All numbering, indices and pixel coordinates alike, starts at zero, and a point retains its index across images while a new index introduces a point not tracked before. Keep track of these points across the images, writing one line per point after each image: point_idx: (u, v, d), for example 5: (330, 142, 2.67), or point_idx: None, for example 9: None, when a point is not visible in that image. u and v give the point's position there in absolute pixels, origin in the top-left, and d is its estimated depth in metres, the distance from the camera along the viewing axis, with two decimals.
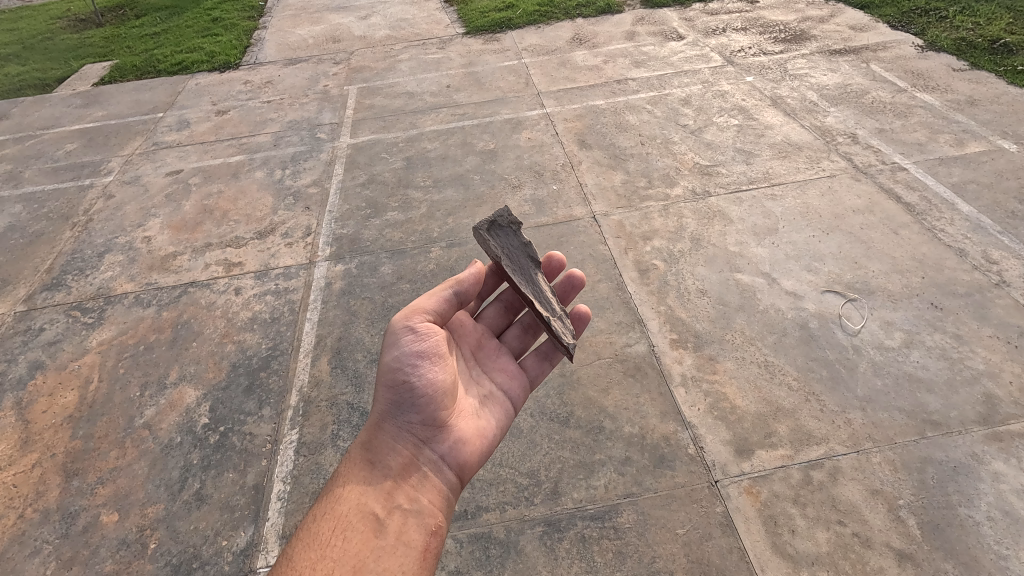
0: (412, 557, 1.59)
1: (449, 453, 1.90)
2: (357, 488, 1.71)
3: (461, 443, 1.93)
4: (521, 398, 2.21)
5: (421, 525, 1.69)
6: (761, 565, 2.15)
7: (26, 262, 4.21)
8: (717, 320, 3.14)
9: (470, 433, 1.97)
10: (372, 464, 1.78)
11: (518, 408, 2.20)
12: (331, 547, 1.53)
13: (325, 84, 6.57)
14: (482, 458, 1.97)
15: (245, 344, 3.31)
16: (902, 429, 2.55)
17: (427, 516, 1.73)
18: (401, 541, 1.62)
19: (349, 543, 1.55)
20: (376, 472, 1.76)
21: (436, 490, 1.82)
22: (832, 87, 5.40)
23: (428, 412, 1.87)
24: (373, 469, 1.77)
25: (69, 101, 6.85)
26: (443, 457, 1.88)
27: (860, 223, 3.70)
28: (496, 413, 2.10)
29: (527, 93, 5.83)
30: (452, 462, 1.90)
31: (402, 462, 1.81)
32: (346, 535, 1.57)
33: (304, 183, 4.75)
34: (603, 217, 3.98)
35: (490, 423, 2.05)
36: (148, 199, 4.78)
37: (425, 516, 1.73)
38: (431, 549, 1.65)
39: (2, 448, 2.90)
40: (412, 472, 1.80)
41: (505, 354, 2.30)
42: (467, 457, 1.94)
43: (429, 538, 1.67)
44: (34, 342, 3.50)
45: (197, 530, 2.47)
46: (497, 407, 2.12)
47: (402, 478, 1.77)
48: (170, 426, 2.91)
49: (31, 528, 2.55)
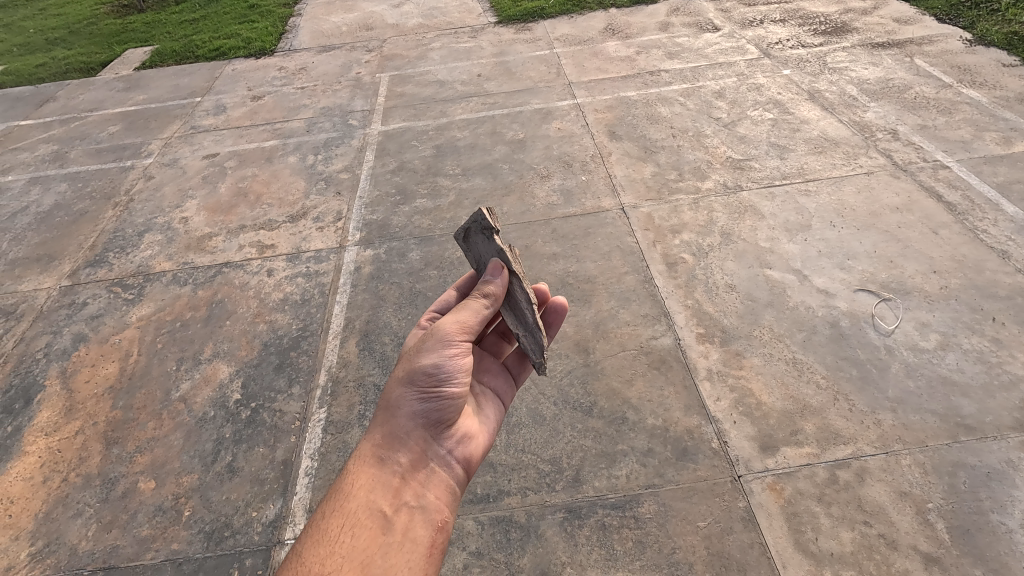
0: (419, 553, 1.53)
1: (456, 447, 1.85)
2: (366, 483, 1.63)
3: (467, 438, 1.88)
4: (509, 396, 2.20)
5: (428, 521, 1.63)
6: (783, 561, 2.14)
7: (71, 239, 4.39)
8: (745, 315, 3.11)
9: (474, 428, 1.92)
10: (381, 458, 1.70)
11: (506, 404, 2.19)
12: (339, 543, 1.46)
13: (358, 71, 6.64)
14: (484, 453, 1.93)
15: (276, 324, 3.39)
16: (933, 432, 2.50)
17: (434, 511, 1.67)
18: (409, 537, 1.55)
19: (358, 539, 1.48)
20: (386, 468, 1.68)
21: (443, 485, 1.75)
22: (872, 82, 5.25)
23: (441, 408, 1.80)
24: (383, 464, 1.68)
25: (112, 85, 7.06)
26: (450, 452, 1.83)
27: (897, 222, 3.61)
28: (492, 409, 2.08)
29: (558, 83, 5.80)
30: (459, 456, 1.85)
31: (412, 457, 1.73)
32: (355, 531, 1.50)
33: (336, 169, 4.82)
34: (632, 209, 3.96)
35: (489, 418, 2.03)
36: (186, 180, 4.92)
37: (432, 512, 1.66)
38: (437, 546, 1.59)
39: (48, 414, 3.04)
40: (421, 467, 1.73)
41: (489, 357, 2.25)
42: (471, 452, 1.89)
43: (435, 534, 1.61)
44: (78, 315, 3.66)
45: (228, 501, 2.56)
46: (493, 403, 2.09)
47: (411, 474, 1.70)
48: (204, 400, 3.02)
49: (74, 492, 2.68)
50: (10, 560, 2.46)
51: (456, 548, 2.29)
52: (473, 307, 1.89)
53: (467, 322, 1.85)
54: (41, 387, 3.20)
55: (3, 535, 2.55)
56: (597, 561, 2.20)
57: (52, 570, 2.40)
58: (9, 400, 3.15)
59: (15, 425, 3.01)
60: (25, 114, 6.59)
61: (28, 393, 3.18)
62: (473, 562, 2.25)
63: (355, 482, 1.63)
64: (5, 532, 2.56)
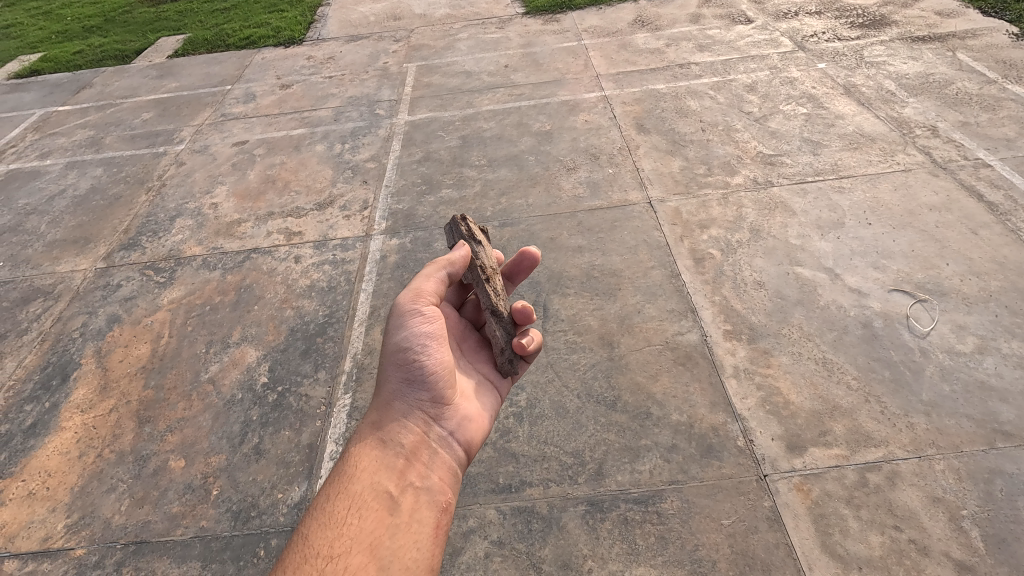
0: (425, 533, 1.57)
1: (457, 429, 1.90)
2: (369, 466, 1.69)
3: (468, 420, 1.92)
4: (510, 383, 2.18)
5: (434, 502, 1.68)
6: (809, 563, 2.11)
7: (106, 222, 4.49)
8: (774, 313, 3.05)
9: (474, 411, 1.96)
10: (383, 442, 1.76)
11: (507, 390, 2.18)
12: (347, 525, 1.52)
13: (385, 61, 6.66)
14: (486, 436, 1.96)
15: (303, 310, 3.44)
16: (969, 437, 2.43)
17: (438, 493, 1.72)
18: (415, 518, 1.60)
19: (366, 521, 1.54)
20: (388, 451, 1.74)
21: (446, 466, 1.80)
22: (911, 77, 5.09)
23: (435, 389, 1.86)
24: (385, 447, 1.75)
25: (146, 72, 7.20)
26: (452, 433, 1.88)
27: (935, 221, 3.50)
28: (492, 393, 2.10)
29: (586, 75, 5.75)
30: (461, 438, 1.89)
31: (413, 440, 1.79)
32: (362, 513, 1.55)
33: (363, 158, 4.85)
34: (659, 203, 3.91)
35: (489, 401, 2.06)
36: (216, 167, 5.00)
37: (436, 493, 1.71)
38: (443, 526, 1.63)
39: (84, 392, 3.13)
40: (423, 450, 1.78)
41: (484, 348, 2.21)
42: (473, 435, 1.93)
43: (441, 514, 1.66)
44: (113, 296, 3.75)
45: (255, 482, 2.61)
46: (492, 387, 2.12)
47: (414, 456, 1.76)
48: (232, 383, 3.07)
49: (108, 467, 2.76)
50: (47, 530, 2.54)
51: (477, 537, 2.30)
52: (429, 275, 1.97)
53: (423, 289, 1.92)
54: (77, 365, 3.30)
55: (40, 507, 2.64)
56: (618, 555, 2.19)
57: (86, 542, 2.48)
58: (46, 377, 3.26)
59: (53, 401, 3.11)
60: (63, 100, 6.76)
61: (64, 371, 3.28)
62: (494, 551, 2.26)
63: (359, 465, 1.70)
64: (42, 504, 2.65)
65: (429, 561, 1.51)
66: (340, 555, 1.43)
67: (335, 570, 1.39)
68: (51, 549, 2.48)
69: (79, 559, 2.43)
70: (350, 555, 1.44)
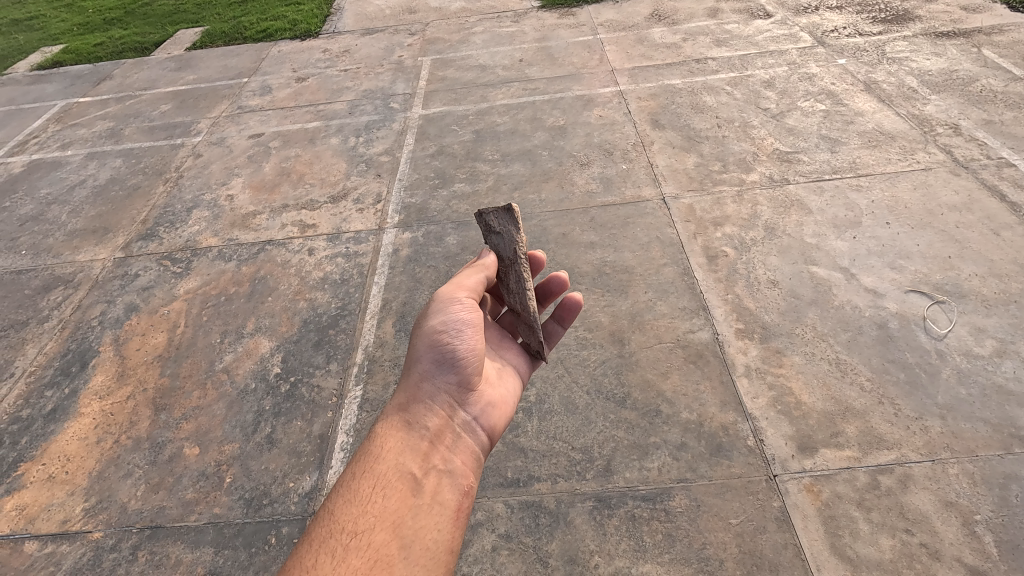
0: (447, 515, 1.56)
1: (479, 416, 1.90)
2: (394, 447, 1.67)
3: (489, 407, 1.93)
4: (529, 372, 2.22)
5: (456, 485, 1.66)
6: (818, 564, 2.10)
7: (125, 212, 4.57)
8: (788, 312, 3.03)
9: (496, 398, 1.98)
10: (409, 424, 1.74)
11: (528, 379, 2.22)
12: (371, 503, 1.50)
13: (400, 55, 6.67)
14: (507, 424, 1.98)
15: (316, 302, 3.47)
16: (985, 442, 2.40)
17: (461, 476, 1.70)
18: (437, 500, 1.58)
19: (390, 500, 1.51)
20: (414, 433, 1.72)
21: (468, 450, 1.79)
22: (934, 73, 4.99)
23: (462, 374, 1.86)
24: (411, 429, 1.73)
25: (164, 64, 7.28)
26: (475, 419, 1.88)
27: (955, 221, 3.44)
28: (515, 382, 2.13)
29: (601, 70, 5.71)
30: (483, 425, 1.90)
31: (438, 423, 1.78)
32: (386, 492, 1.53)
33: (376, 152, 4.87)
34: (673, 200, 3.88)
35: (512, 389, 2.07)
36: (232, 159, 5.05)
37: (459, 476, 1.69)
38: (464, 509, 1.62)
39: (102, 379, 3.20)
40: (447, 433, 1.77)
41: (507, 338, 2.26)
42: (494, 421, 1.94)
43: (463, 497, 1.64)
44: (130, 286, 3.81)
45: (267, 471, 2.65)
46: (514, 375, 2.14)
47: (438, 439, 1.74)
48: (246, 373, 3.12)
49: (125, 453, 2.81)
50: (66, 513, 2.61)
51: (485, 530, 2.32)
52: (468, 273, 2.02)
53: (464, 283, 1.96)
54: (96, 352, 3.37)
55: (60, 490, 2.70)
56: (625, 552, 2.20)
57: (104, 526, 2.54)
58: (66, 364, 3.33)
59: (72, 388, 3.18)
60: (84, 91, 6.87)
61: (83, 358, 3.35)
62: (501, 544, 2.27)
63: (384, 445, 1.67)
64: (62, 487, 2.71)
65: (449, 544, 1.51)
66: (364, 532, 1.42)
67: (359, 547, 1.38)
68: (70, 531, 2.54)
69: (97, 542, 2.48)
70: (374, 533, 1.42)
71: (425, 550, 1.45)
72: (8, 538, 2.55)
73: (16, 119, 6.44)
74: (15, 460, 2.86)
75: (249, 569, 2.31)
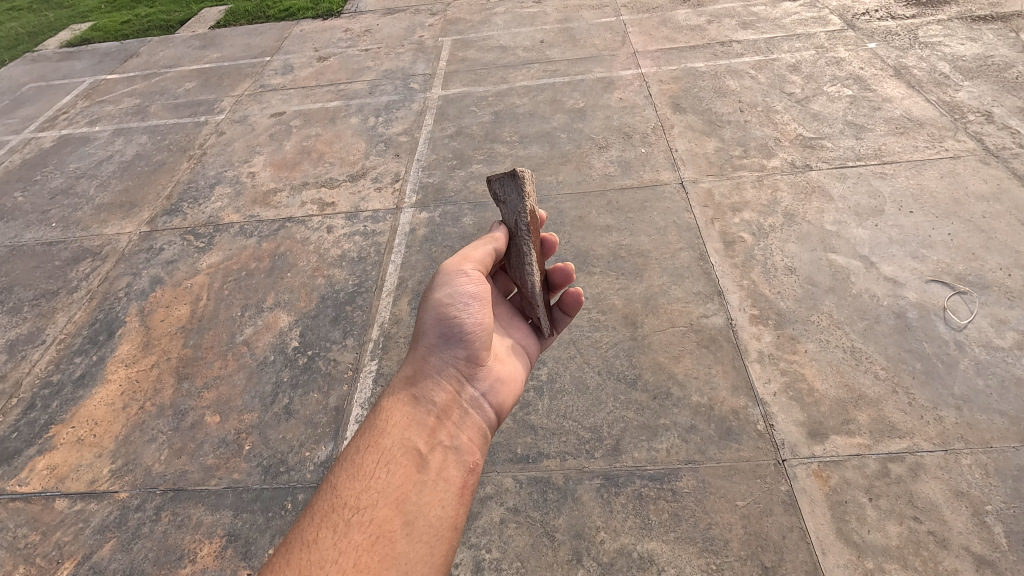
0: (451, 492, 1.58)
1: (488, 393, 1.93)
2: (400, 421, 1.69)
3: (498, 384, 1.97)
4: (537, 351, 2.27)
5: (461, 462, 1.69)
6: (824, 548, 2.11)
7: (150, 188, 4.67)
8: (804, 299, 3.00)
9: (505, 375, 2.01)
10: (415, 398, 1.76)
11: (535, 359, 2.26)
12: (375, 478, 1.52)
13: (421, 35, 6.64)
14: (514, 402, 2.01)
15: (334, 279, 3.53)
16: (1001, 433, 2.37)
17: (467, 453, 1.73)
18: (442, 476, 1.60)
19: (394, 475, 1.54)
20: (420, 408, 1.74)
21: (474, 427, 1.83)
22: (969, 59, 4.83)
23: (471, 351, 1.89)
24: (417, 404, 1.75)
25: (189, 43, 7.36)
26: (483, 396, 1.91)
27: (982, 211, 3.36)
28: (523, 359, 2.17)
29: (623, 51, 5.63)
30: (491, 402, 1.93)
31: (445, 399, 1.81)
32: (391, 467, 1.55)
33: (396, 132, 4.89)
34: (691, 184, 3.85)
35: (520, 367, 2.12)
36: (254, 137, 5.12)
37: (464, 454, 1.72)
38: (468, 486, 1.64)
39: (128, 347, 3.31)
40: (453, 410, 1.80)
41: (518, 317, 2.28)
42: (502, 399, 1.98)
43: (468, 474, 1.67)
44: (155, 259, 3.91)
45: (284, 440, 2.73)
46: (522, 353, 2.18)
47: (445, 415, 1.77)
48: (265, 346, 3.20)
49: (150, 419, 2.92)
50: (94, 474, 2.72)
51: (493, 504, 2.37)
52: (478, 245, 2.07)
53: (472, 256, 2.01)
54: (122, 322, 3.48)
55: (88, 452, 2.82)
56: (631, 529, 2.23)
57: (129, 487, 2.65)
58: (94, 332, 3.44)
59: (100, 355, 3.30)
60: (111, 68, 6.98)
61: (110, 327, 3.46)
62: (509, 517, 2.32)
63: (391, 419, 1.69)
64: (89, 449, 2.83)
65: (453, 520, 1.53)
66: (367, 507, 1.44)
67: (361, 522, 1.40)
68: (98, 491, 2.65)
69: (122, 502, 2.59)
70: (376, 509, 1.44)
71: (427, 527, 1.47)
72: (39, 495, 2.67)
73: (46, 95, 6.59)
74: (46, 422, 2.99)
75: (265, 532, 2.40)
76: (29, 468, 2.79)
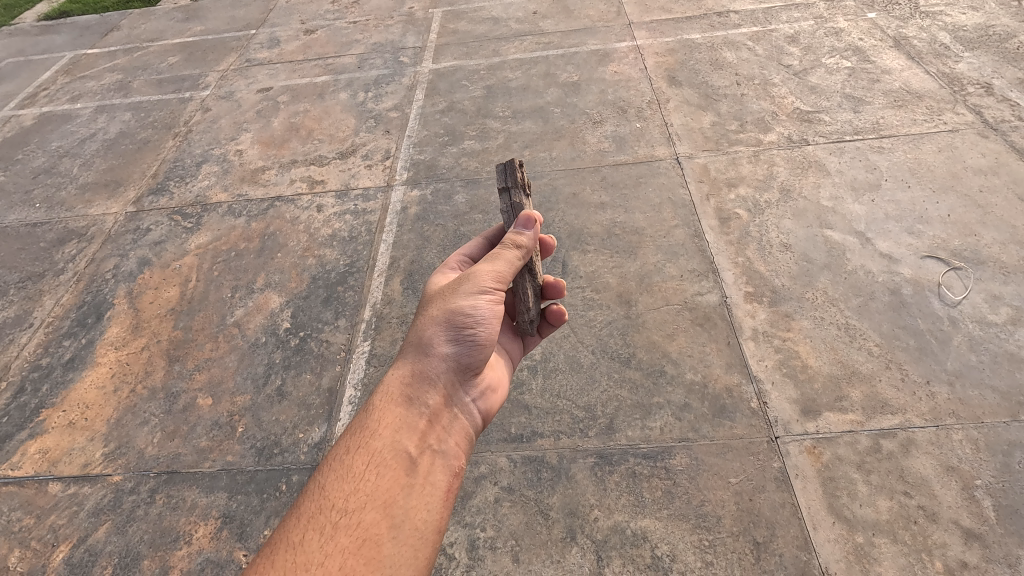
0: (438, 496, 1.56)
1: (477, 399, 1.91)
2: (392, 423, 1.63)
3: (487, 390, 1.96)
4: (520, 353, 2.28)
5: (448, 466, 1.66)
6: (815, 523, 2.13)
7: (134, 166, 4.57)
8: (799, 276, 2.98)
9: (493, 382, 2.00)
10: (409, 399, 1.70)
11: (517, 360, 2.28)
12: (364, 479, 1.49)
13: (410, 6, 6.46)
14: (499, 409, 2.01)
15: (325, 259, 3.48)
16: (992, 409, 2.38)
17: (454, 457, 1.71)
18: (430, 480, 1.58)
19: (383, 478, 1.50)
20: (414, 410, 1.69)
21: (462, 432, 1.80)
22: (970, 29, 4.74)
23: (470, 357, 1.85)
24: (411, 405, 1.69)
25: (172, 15, 7.13)
26: (472, 401, 1.89)
27: (980, 185, 3.33)
28: (506, 364, 2.17)
29: (618, 23, 5.49)
30: (480, 408, 1.92)
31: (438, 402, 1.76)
32: (381, 470, 1.52)
33: (386, 107, 4.78)
34: (687, 159, 3.79)
35: (505, 372, 2.12)
36: (241, 114, 4.99)
37: (452, 457, 1.70)
38: (454, 491, 1.63)
39: (117, 330, 3.27)
40: (445, 414, 1.77)
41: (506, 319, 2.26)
42: (490, 405, 1.97)
43: (454, 478, 1.65)
44: (142, 240, 3.85)
45: (278, 421, 2.72)
46: (506, 357, 2.19)
47: (436, 419, 1.73)
48: (256, 327, 3.16)
49: (141, 402, 2.90)
50: (87, 457, 2.71)
51: (488, 483, 2.38)
52: (507, 256, 1.90)
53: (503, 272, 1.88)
54: (111, 305, 3.43)
55: (80, 436, 2.80)
56: (625, 506, 2.25)
57: (122, 470, 2.64)
58: (82, 315, 3.40)
59: (89, 338, 3.26)
60: (92, 42, 6.78)
61: (99, 310, 3.41)
62: (503, 496, 2.33)
63: (382, 420, 1.63)
64: (81, 433, 2.81)
65: (439, 523, 1.52)
66: (355, 510, 1.41)
67: (349, 525, 1.38)
68: (91, 474, 2.64)
69: (116, 485, 2.59)
70: (364, 512, 1.42)
71: (414, 531, 1.46)
72: (32, 479, 2.66)
73: (25, 70, 6.39)
74: (37, 406, 2.96)
75: (260, 514, 2.41)
76: (21, 451, 2.77)
